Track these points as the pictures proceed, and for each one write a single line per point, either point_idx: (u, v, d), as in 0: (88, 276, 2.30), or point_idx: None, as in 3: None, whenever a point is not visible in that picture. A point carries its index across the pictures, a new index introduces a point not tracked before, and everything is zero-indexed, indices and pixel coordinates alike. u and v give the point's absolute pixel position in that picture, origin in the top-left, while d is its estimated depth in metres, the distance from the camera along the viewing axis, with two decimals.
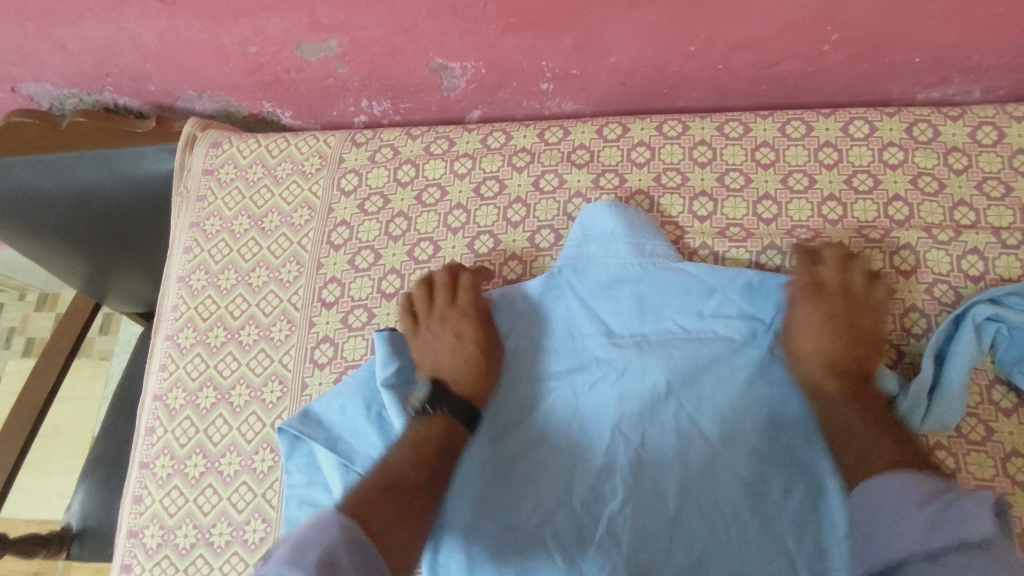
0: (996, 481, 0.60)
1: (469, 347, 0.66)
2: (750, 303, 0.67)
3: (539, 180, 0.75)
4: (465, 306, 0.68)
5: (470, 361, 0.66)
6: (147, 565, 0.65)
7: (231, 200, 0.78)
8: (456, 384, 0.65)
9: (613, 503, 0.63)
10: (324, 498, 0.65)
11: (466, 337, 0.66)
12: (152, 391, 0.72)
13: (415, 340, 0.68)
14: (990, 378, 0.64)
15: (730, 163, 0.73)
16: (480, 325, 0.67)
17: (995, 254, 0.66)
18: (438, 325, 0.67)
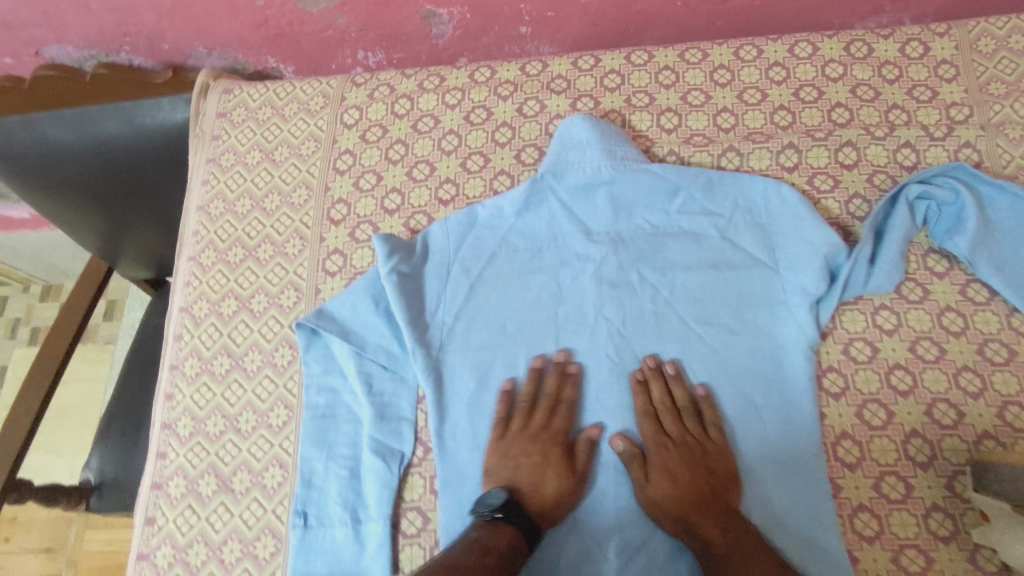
0: (931, 330, 0.69)
1: (556, 470, 0.66)
2: (711, 199, 0.75)
3: (522, 107, 0.83)
4: (555, 430, 0.68)
5: (561, 489, 0.66)
6: (181, 451, 0.72)
7: (243, 137, 0.86)
8: (532, 502, 0.65)
9: (599, 373, 0.71)
10: (340, 383, 0.72)
11: (553, 461, 0.67)
12: (178, 305, 0.79)
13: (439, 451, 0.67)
14: (925, 248, 0.72)
15: (692, 84, 0.82)
16: (568, 453, 0.67)
17: (926, 146, 0.76)
18: (524, 444, 0.68)
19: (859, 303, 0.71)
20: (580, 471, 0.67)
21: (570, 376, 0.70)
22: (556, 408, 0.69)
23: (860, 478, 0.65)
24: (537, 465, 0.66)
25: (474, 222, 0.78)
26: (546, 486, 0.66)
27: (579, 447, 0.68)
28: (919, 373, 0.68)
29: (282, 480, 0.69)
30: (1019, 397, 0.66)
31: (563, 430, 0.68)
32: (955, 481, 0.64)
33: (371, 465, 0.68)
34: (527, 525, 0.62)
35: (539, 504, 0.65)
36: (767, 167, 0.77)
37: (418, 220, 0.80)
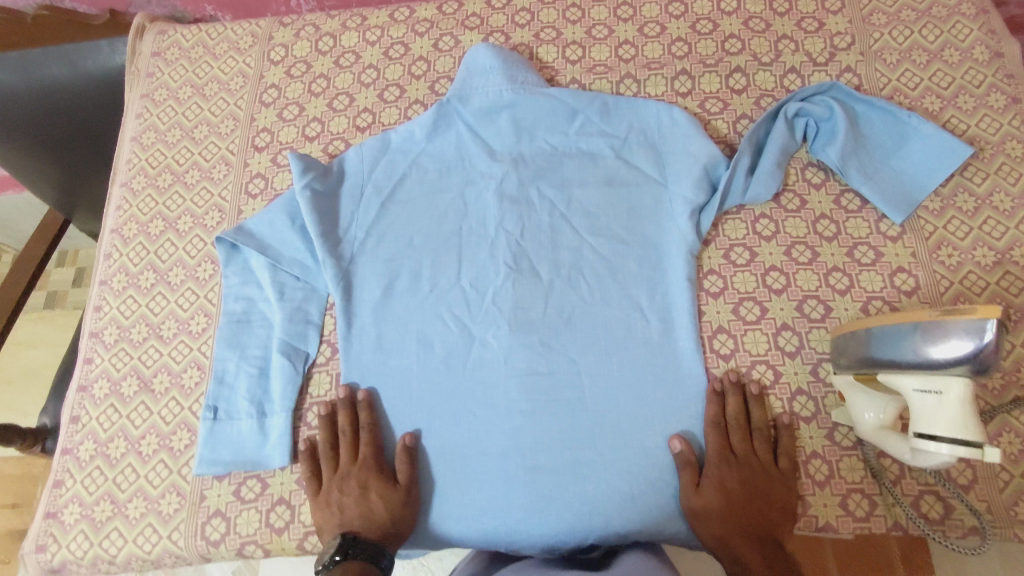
0: (806, 236, 0.73)
1: (376, 492, 0.65)
2: (607, 122, 0.80)
3: (438, 43, 0.88)
4: (363, 459, 0.67)
5: (390, 504, 0.65)
6: (107, 356, 0.76)
7: (176, 74, 0.91)
8: (369, 530, 0.64)
9: (497, 282, 0.75)
10: (256, 293, 0.77)
11: (372, 486, 0.66)
12: (110, 227, 0.84)
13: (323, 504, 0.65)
14: (804, 163, 0.77)
15: (596, 20, 0.87)
16: (384, 473, 0.67)
17: (809, 71, 0.81)
18: (341, 484, 0.66)
19: (740, 213, 0.75)
20: (403, 483, 0.66)
21: (360, 404, 0.69)
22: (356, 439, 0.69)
23: (733, 367, 0.69)
24: (359, 499, 0.65)
25: (387, 147, 0.82)
26: (369, 511, 0.64)
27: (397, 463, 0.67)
28: (793, 275, 0.72)
29: (199, 380, 0.74)
30: (882, 293, 0.70)
31: (371, 454, 0.67)
32: (820, 367, 0.68)
33: (278, 363, 0.72)
34: (373, 549, 0.61)
35: (378, 530, 0.64)
36: (663, 93, 0.82)
37: (336, 146, 0.84)
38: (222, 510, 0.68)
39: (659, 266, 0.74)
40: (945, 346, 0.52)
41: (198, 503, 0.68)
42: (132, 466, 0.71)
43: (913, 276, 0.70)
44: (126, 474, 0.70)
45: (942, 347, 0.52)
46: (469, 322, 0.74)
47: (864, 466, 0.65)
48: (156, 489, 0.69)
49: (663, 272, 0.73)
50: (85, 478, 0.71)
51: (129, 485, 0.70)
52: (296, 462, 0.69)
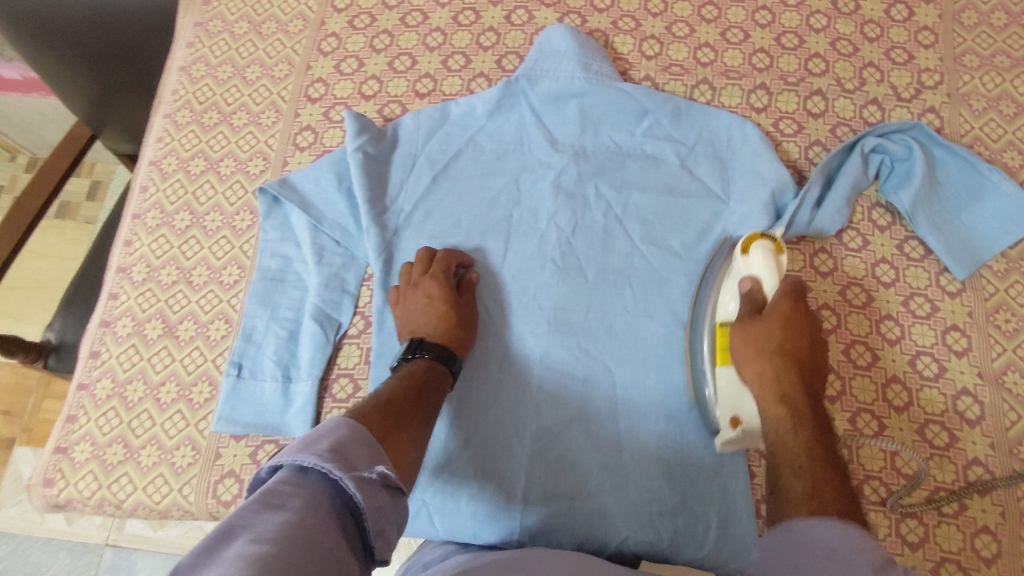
0: (864, 278, 0.71)
1: (442, 303, 0.67)
2: (676, 126, 0.77)
3: (511, 15, 0.84)
4: (433, 273, 0.69)
5: (456, 316, 0.67)
6: (133, 294, 0.74)
7: (233, 6, 0.87)
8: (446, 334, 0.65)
9: (543, 276, 0.72)
10: (294, 252, 0.74)
11: (437, 298, 0.67)
12: (148, 159, 0.81)
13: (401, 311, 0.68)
14: (872, 202, 0.75)
15: (679, 16, 0.83)
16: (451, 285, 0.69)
17: (892, 105, 0.78)
18: (414, 292, 0.68)
19: (800, 243, 0.73)
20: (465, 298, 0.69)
21: (439, 253, 0.71)
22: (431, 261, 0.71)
23: None
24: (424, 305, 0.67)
25: (445, 118, 0.78)
26: (436, 318, 0.66)
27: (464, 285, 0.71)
28: (845, 316, 0.70)
29: (225, 334, 0.72)
30: (932, 348, 0.69)
31: (442, 270, 0.69)
32: (859, 416, 0.67)
33: (309, 328, 0.70)
34: (442, 350, 0.63)
35: (454, 340, 0.66)
36: (737, 105, 0.79)
37: (392, 109, 0.81)
38: (237, 471, 0.67)
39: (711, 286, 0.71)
40: (765, 251, 0.63)
41: (213, 460, 0.67)
42: (149, 412, 0.69)
43: (965, 337, 0.69)
44: (142, 420, 0.69)
45: (768, 257, 0.62)
46: (509, 314, 0.72)
47: (890, 524, 0.63)
48: (172, 439, 0.68)
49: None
50: (100, 418, 0.69)
51: (144, 431, 0.68)
52: None
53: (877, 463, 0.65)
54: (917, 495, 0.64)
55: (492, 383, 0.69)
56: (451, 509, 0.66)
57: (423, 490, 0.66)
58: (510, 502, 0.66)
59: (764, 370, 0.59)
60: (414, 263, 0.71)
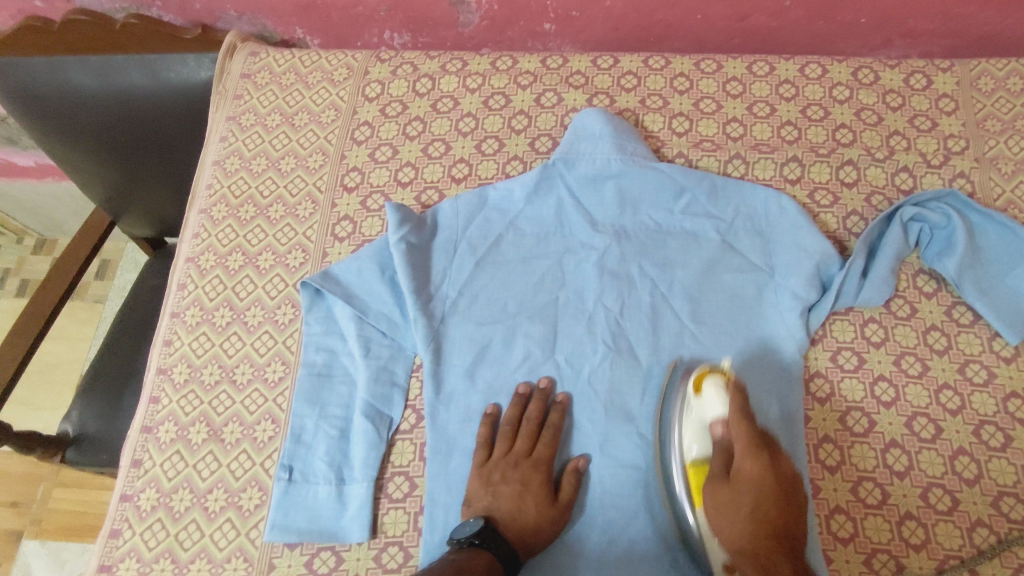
0: (916, 346, 0.71)
1: (535, 496, 0.64)
2: (713, 203, 0.78)
3: (540, 97, 0.86)
4: (537, 458, 0.67)
5: (541, 514, 0.64)
6: (174, 397, 0.73)
7: (265, 99, 0.88)
8: (509, 529, 0.62)
9: (594, 359, 0.71)
10: (340, 345, 0.73)
11: (533, 487, 0.65)
12: (185, 255, 0.81)
13: (485, 483, 0.65)
14: (915, 269, 0.75)
15: (704, 92, 0.85)
16: (550, 481, 0.66)
17: (922, 172, 0.80)
18: (510, 472, 0.66)
19: (848, 314, 0.73)
20: (563, 502, 0.65)
21: (558, 403, 0.69)
22: (540, 434, 0.68)
23: (838, 480, 0.66)
24: (516, 492, 0.64)
25: (483, 203, 0.79)
26: (535, 509, 0.64)
27: (562, 478, 0.66)
28: (902, 386, 0.70)
29: (273, 435, 0.70)
30: (995, 417, 0.68)
31: (547, 456, 0.67)
32: (930, 492, 0.65)
33: (362, 427, 0.69)
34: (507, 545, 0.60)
35: (518, 532, 0.63)
36: (771, 178, 0.80)
37: (429, 195, 0.81)
38: None
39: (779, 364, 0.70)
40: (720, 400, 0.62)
41: (267, 572, 0.64)
42: (196, 523, 0.67)
43: None
44: (189, 531, 0.66)
45: (724, 399, 0.62)
46: (566, 401, 0.70)
47: None
48: (222, 551, 0.65)
49: (776, 369, 0.70)
50: (145, 531, 0.67)
51: (192, 544, 0.66)
52: (375, 537, 0.65)
53: (954, 542, 0.63)
54: (1000, 573, 0.62)
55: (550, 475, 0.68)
56: None
57: None
58: None
59: (732, 405, 0.61)
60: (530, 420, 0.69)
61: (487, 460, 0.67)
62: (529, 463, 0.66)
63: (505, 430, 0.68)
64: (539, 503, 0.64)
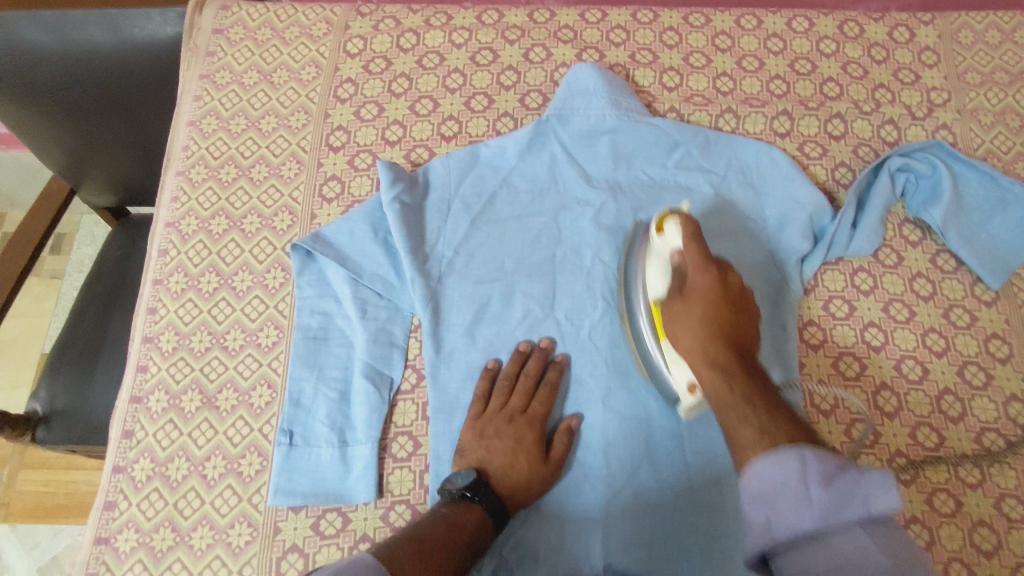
0: (904, 293, 0.73)
1: (528, 452, 0.64)
2: (706, 157, 0.78)
3: (529, 52, 0.84)
4: (532, 414, 0.66)
5: (532, 471, 0.63)
6: (163, 365, 0.70)
7: (241, 56, 0.85)
8: (501, 484, 0.62)
9: (594, 315, 0.72)
10: (334, 308, 0.72)
11: (527, 444, 0.64)
12: (164, 220, 0.78)
13: (478, 438, 0.64)
14: (901, 219, 0.77)
15: (693, 47, 0.85)
16: (543, 438, 0.65)
17: (907, 124, 0.81)
18: (503, 427, 0.65)
19: (839, 264, 0.75)
20: (555, 460, 0.65)
21: (555, 363, 0.69)
22: (536, 391, 0.68)
23: (833, 423, 0.69)
24: (509, 448, 0.64)
25: (476, 160, 0.77)
26: (527, 464, 0.63)
27: (555, 436, 0.66)
28: (891, 332, 0.72)
29: (270, 400, 0.69)
30: (977, 358, 0.71)
31: (542, 415, 0.66)
32: (919, 431, 0.68)
33: (363, 388, 0.68)
34: (499, 504, 0.60)
35: (509, 487, 0.62)
36: (761, 132, 0.81)
37: (419, 153, 0.79)
38: (300, 545, 0.63)
39: (779, 321, 0.71)
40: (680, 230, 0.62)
41: (273, 536, 0.63)
42: (196, 491, 0.65)
43: (1006, 344, 0.71)
44: (189, 499, 0.65)
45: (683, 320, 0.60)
46: (566, 358, 0.70)
47: (965, 537, 0.64)
48: (224, 518, 0.64)
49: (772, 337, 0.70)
50: (142, 501, 0.65)
51: (193, 512, 0.64)
52: (381, 497, 0.65)
53: (942, 477, 0.66)
54: (985, 503, 0.65)
55: (549, 428, 0.68)
56: (529, 564, 0.64)
57: (499, 548, 0.64)
58: (590, 551, 0.64)
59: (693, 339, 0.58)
60: (527, 378, 0.68)
61: (481, 416, 0.66)
62: (523, 419, 0.66)
63: (502, 386, 0.68)
64: (531, 459, 0.64)
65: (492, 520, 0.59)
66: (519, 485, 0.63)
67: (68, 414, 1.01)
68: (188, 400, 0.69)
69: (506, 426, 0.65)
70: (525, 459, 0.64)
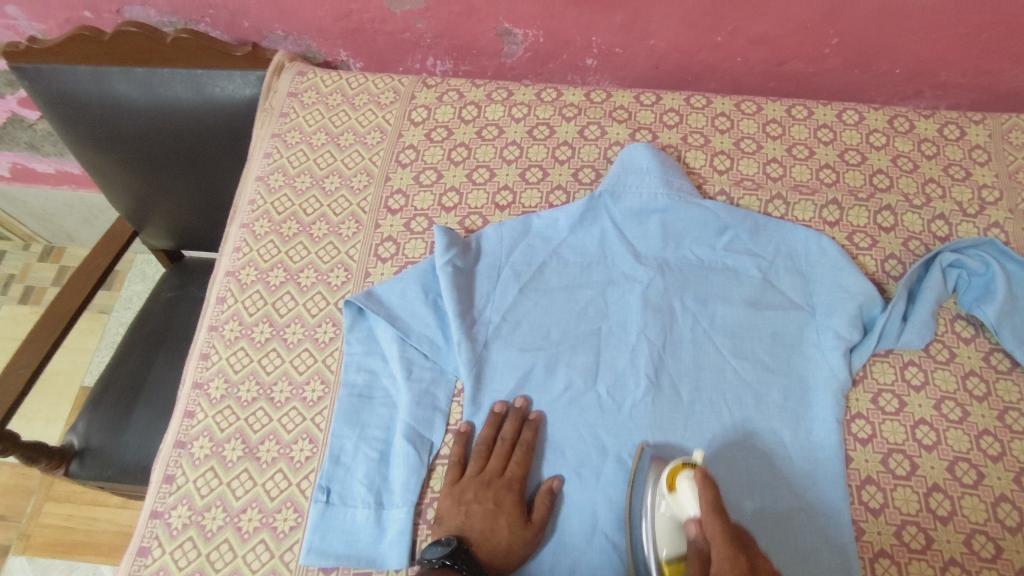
0: (956, 391, 0.72)
1: (506, 517, 0.64)
2: (755, 241, 0.79)
3: (584, 130, 0.87)
4: (509, 477, 0.66)
5: (513, 535, 0.63)
6: (210, 411, 0.72)
7: (312, 118, 0.89)
8: (482, 550, 0.62)
9: (637, 393, 0.71)
10: (380, 366, 0.73)
11: (504, 508, 0.64)
12: (225, 269, 0.81)
13: (455, 503, 0.65)
14: (953, 314, 0.76)
15: (745, 133, 0.87)
16: (522, 503, 0.65)
17: (958, 220, 0.81)
18: (478, 491, 0.65)
19: (889, 356, 0.74)
20: (536, 523, 0.64)
21: (533, 425, 0.69)
22: (512, 454, 0.68)
23: (881, 523, 0.66)
24: (485, 513, 0.64)
25: (528, 231, 0.79)
26: (503, 528, 0.63)
27: (536, 500, 0.66)
28: (943, 431, 0.70)
29: (310, 455, 0.69)
30: None
31: (520, 477, 0.66)
32: (974, 539, 0.65)
33: (403, 450, 0.68)
34: (478, 570, 0.60)
35: (490, 553, 0.62)
36: (811, 219, 0.82)
37: (473, 220, 0.82)
38: None
39: (821, 412, 0.70)
40: None
41: None
42: (229, 543, 0.65)
43: None
44: (222, 551, 0.65)
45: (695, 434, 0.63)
46: (589, 433, 0.69)
47: None
48: (255, 574, 0.63)
49: (815, 429, 0.70)
50: (175, 549, 0.65)
51: (224, 565, 0.64)
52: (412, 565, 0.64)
53: None
54: None
55: (529, 493, 0.67)
56: None
57: None
58: None
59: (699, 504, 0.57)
60: (501, 440, 0.68)
61: (457, 478, 0.67)
62: (501, 483, 0.66)
63: (480, 449, 0.68)
64: (507, 523, 0.63)
65: None
66: (499, 550, 0.62)
67: (102, 451, 1.02)
68: (232, 449, 0.69)
69: (478, 489, 0.65)
70: (503, 523, 0.63)
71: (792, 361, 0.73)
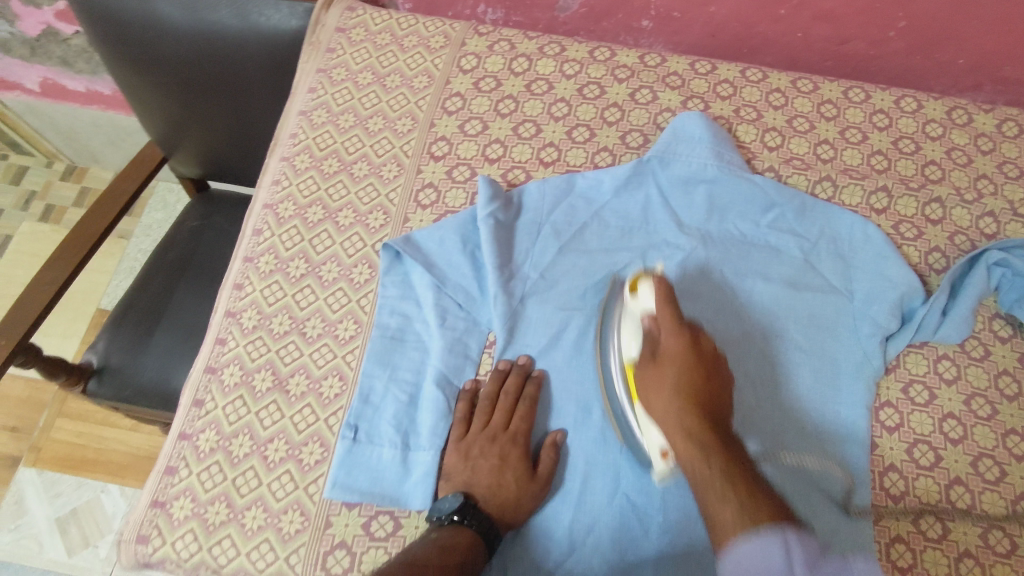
0: (987, 389, 0.71)
1: (513, 471, 0.64)
2: (801, 221, 0.77)
3: (635, 93, 0.85)
4: (514, 432, 0.67)
5: (521, 488, 0.64)
6: (242, 340, 0.72)
7: (359, 56, 0.88)
8: (490, 503, 0.63)
9: None
10: (414, 311, 0.72)
11: (511, 462, 0.65)
12: (262, 202, 0.80)
13: (462, 459, 0.66)
14: (993, 312, 0.75)
15: (799, 111, 0.85)
16: (528, 456, 0.65)
17: (1007, 219, 0.80)
18: (484, 446, 0.66)
19: (923, 348, 0.73)
20: (544, 476, 0.64)
21: (534, 381, 0.69)
22: (515, 408, 0.68)
23: (900, 510, 0.66)
24: (492, 468, 0.64)
25: (571, 189, 0.78)
26: (509, 482, 0.64)
27: (542, 453, 0.66)
28: (970, 427, 0.70)
29: (339, 392, 0.69)
30: None
31: (524, 432, 0.67)
32: (990, 534, 0.65)
33: (431, 395, 0.68)
34: (486, 524, 0.61)
35: (499, 508, 0.63)
36: (858, 204, 0.80)
37: (516, 174, 0.80)
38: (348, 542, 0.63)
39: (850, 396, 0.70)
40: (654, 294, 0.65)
41: (324, 529, 0.63)
42: (255, 471, 0.66)
43: None
44: (247, 478, 0.65)
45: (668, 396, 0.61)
46: None
47: None
48: (279, 502, 0.64)
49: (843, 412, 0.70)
50: (202, 472, 0.66)
51: (249, 491, 0.65)
52: None
53: None
54: None
55: (535, 446, 0.68)
56: None
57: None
58: None
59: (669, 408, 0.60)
60: (503, 393, 0.68)
61: (464, 434, 0.67)
62: (507, 436, 0.66)
63: (484, 402, 0.68)
64: (514, 477, 0.64)
65: (481, 541, 0.60)
66: (508, 501, 0.63)
67: (122, 370, 1.03)
68: (261, 380, 0.70)
69: (484, 442, 0.66)
70: (511, 477, 0.64)
71: (826, 342, 0.72)
